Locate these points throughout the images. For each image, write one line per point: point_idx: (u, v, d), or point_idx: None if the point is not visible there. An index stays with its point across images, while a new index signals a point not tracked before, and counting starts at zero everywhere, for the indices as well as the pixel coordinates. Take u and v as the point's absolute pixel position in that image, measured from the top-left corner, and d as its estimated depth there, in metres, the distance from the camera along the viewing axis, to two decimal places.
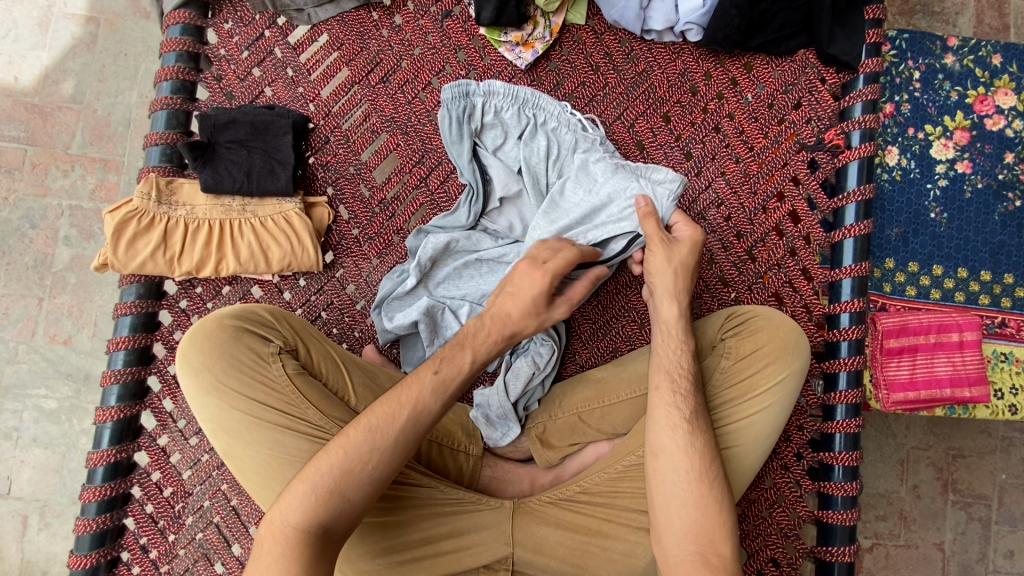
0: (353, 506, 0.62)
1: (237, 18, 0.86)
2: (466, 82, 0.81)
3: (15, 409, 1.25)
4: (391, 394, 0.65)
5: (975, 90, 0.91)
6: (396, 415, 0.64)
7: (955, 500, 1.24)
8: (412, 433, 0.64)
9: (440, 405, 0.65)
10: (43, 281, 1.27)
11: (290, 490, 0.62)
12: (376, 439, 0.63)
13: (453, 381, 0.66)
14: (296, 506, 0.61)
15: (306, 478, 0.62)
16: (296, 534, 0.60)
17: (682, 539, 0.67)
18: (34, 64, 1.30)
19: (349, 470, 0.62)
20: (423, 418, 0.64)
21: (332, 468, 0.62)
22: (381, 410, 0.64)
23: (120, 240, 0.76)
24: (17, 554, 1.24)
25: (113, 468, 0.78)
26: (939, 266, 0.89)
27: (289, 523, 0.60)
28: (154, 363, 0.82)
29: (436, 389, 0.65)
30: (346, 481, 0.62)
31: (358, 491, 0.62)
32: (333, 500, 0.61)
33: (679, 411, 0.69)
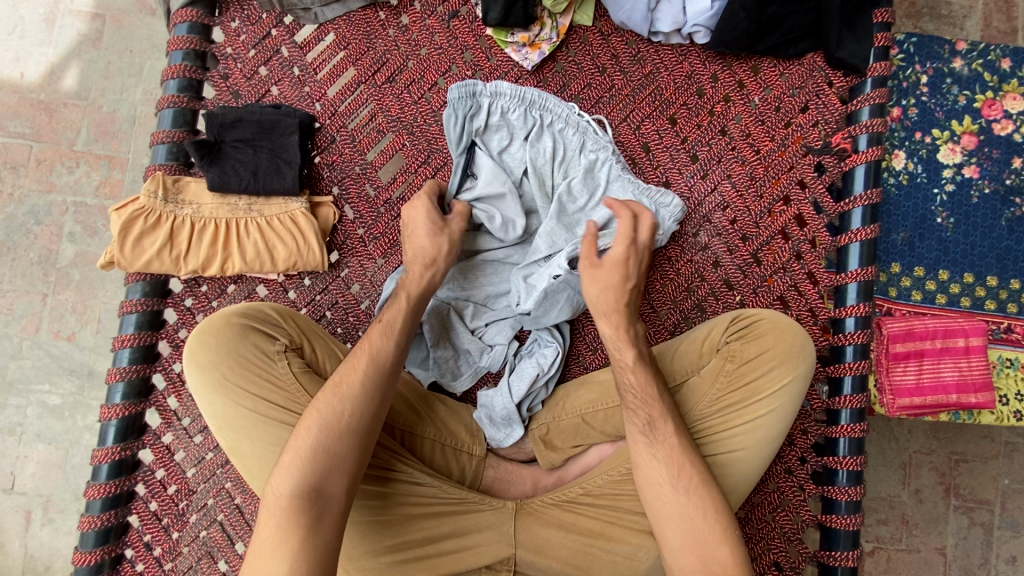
0: (343, 460, 0.64)
1: (244, 17, 0.86)
2: (473, 83, 0.80)
3: (19, 405, 1.26)
4: (353, 351, 0.69)
5: (983, 94, 0.90)
6: (359, 364, 0.68)
7: (957, 504, 1.24)
8: (376, 376, 0.67)
9: (394, 345, 0.70)
10: (48, 277, 1.27)
11: (279, 464, 0.64)
12: (343, 390, 0.66)
13: (396, 320, 0.71)
14: (286, 475, 0.63)
15: (293, 447, 0.65)
16: (292, 499, 0.62)
17: (684, 541, 0.67)
18: (40, 60, 1.30)
19: (327, 425, 0.65)
20: (382, 359, 0.68)
21: (313, 429, 0.65)
22: (346, 364, 0.68)
23: (127, 238, 0.76)
24: (20, 549, 1.25)
25: (118, 465, 0.78)
26: (945, 271, 0.89)
27: (283, 492, 0.62)
28: (159, 361, 0.82)
29: (384, 330, 0.70)
30: (327, 436, 0.64)
31: (341, 444, 0.64)
32: (318, 458, 0.63)
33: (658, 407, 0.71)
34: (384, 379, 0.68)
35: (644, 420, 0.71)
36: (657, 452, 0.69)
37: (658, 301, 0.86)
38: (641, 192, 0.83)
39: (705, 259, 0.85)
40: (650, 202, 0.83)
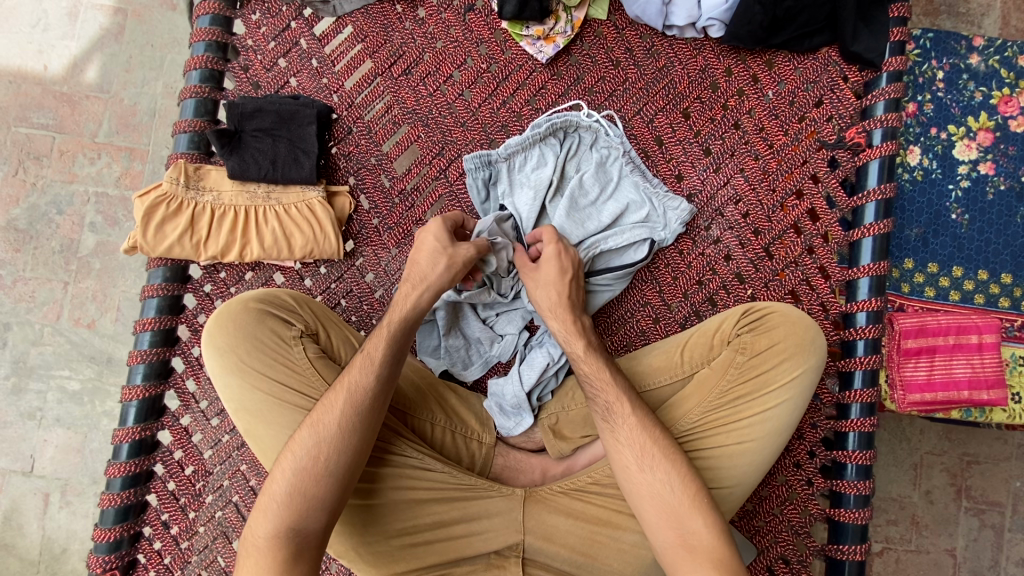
0: (321, 501, 0.65)
1: (265, 10, 0.88)
2: (487, 152, 0.84)
3: (39, 390, 1.29)
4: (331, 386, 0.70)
5: (1000, 90, 0.90)
6: (336, 404, 0.68)
7: (968, 506, 1.23)
8: (352, 415, 0.67)
9: (374, 381, 0.69)
10: (69, 266, 1.30)
11: (262, 501, 0.66)
12: (320, 432, 0.67)
13: (377, 350, 0.71)
14: (265, 514, 0.65)
15: (271, 489, 0.67)
16: (270, 540, 0.64)
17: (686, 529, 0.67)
18: (63, 53, 1.33)
19: (302, 469, 0.66)
20: (358, 396, 0.68)
21: (289, 472, 0.66)
22: (325, 403, 0.68)
23: (149, 223, 0.78)
24: (39, 531, 1.28)
25: (138, 445, 0.80)
26: (959, 268, 0.88)
27: (263, 532, 0.64)
28: (179, 345, 0.84)
29: (365, 365, 0.70)
30: (303, 479, 0.65)
31: (317, 486, 0.65)
32: (295, 500, 0.65)
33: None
34: (360, 420, 0.68)
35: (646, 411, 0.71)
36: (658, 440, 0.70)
37: (669, 293, 0.86)
38: (650, 188, 0.85)
39: (717, 252, 0.86)
40: (659, 200, 0.85)
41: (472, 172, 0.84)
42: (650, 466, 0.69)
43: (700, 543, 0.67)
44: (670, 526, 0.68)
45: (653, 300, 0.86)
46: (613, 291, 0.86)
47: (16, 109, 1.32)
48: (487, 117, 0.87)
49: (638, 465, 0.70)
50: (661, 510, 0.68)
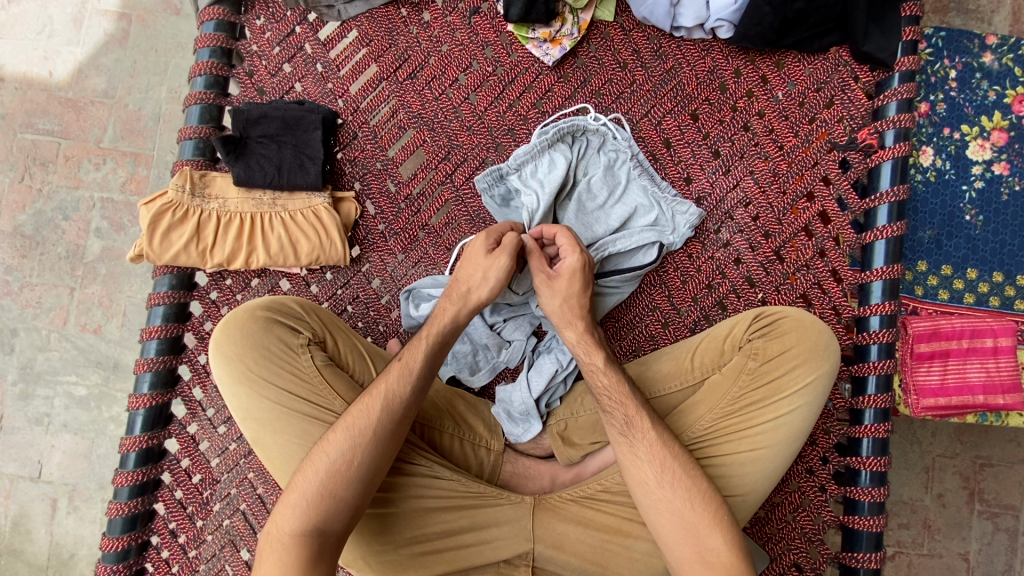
0: (346, 504, 0.65)
1: (269, 14, 0.87)
2: (497, 166, 0.83)
3: (46, 396, 1.29)
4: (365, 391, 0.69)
5: (1014, 89, 0.88)
6: (371, 409, 0.68)
7: (981, 509, 1.22)
8: (387, 421, 0.67)
9: (410, 392, 0.69)
10: (75, 272, 1.30)
11: (287, 498, 0.65)
12: (354, 436, 0.66)
13: (416, 361, 0.70)
14: (291, 512, 0.64)
15: (296, 487, 0.65)
16: (294, 539, 0.63)
17: (695, 539, 0.67)
18: (68, 59, 1.33)
19: (333, 472, 0.65)
20: (395, 405, 0.68)
21: (319, 473, 0.65)
22: (359, 406, 0.68)
23: (155, 231, 0.77)
24: (47, 536, 1.28)
25: (145, 454, 0.80)
26: (973, 270, 0.87)
27: (286, 529, 0.63)
28: (185, 352, 0.84)
29: (402, 374, 0.69)
30: (333, 481, 0.65)
31: (346, 489, 0.65)
32: (323, 502, 0.64)
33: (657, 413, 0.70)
34: (394, 427, 0.68)
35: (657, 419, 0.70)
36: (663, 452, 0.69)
37: (679, 297, 0.85)
38: (659, 191, 0.84)
39: (727, 255, 0.85)
40: (669, 203, 0.84)
41: (486, 190, 0.84)
42: (662, 472, 0.69)
43: (712, 554, 0.66)
44: (680, 536, 0.67)
45: (662, 304, 0.85)
46: (625, 292, 0.85)
47: (22, 115, 1.32)
48: (493, 121, 0.86)
49: (648, 472, 0.69)
50: (669, 519, 0.68)
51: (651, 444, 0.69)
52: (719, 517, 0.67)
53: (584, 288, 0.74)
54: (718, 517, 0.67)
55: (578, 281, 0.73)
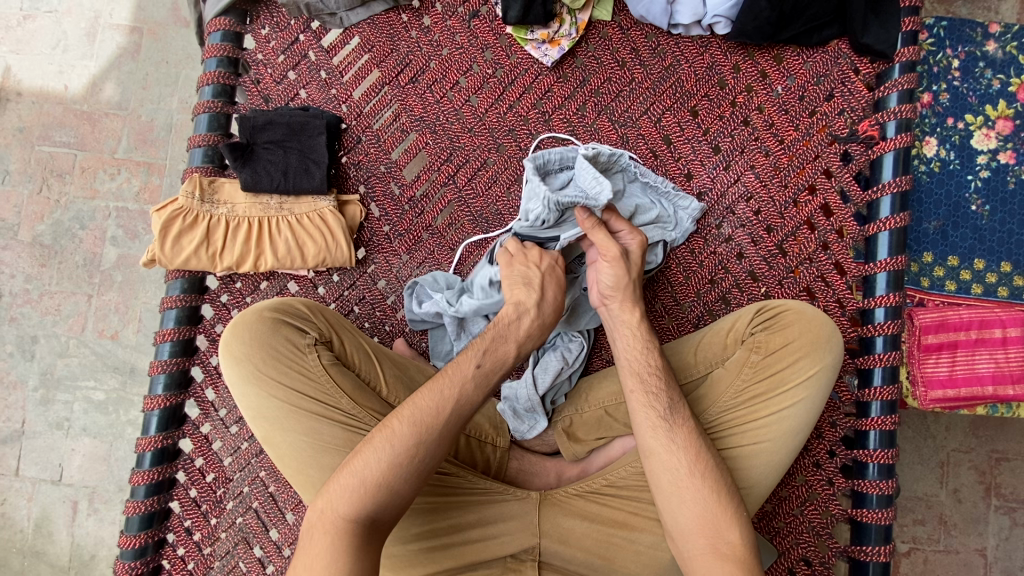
0: (402, 497, 0.64)
1: (273, 24, 0.90)
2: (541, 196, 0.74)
3: (66, 400, 1.33)
4: (435, 386, 0.67)
5: (1018, 78, 0.87)
6: (442, 407, 0.66)
7: (998, 504, 1.20)
8: (454, 423, 0.66)
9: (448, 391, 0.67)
10: (93, 279, 1.34)
11: (344, 479, 0.64)
12: (423, 431, 0.65)
13: (495, 369, 0.69)
14: (348, 496, 0.63)
15: (357, 471, 0.64)
16: (348, 524, 0.62)
17: (699, 534, 0.66)
18: (83, 73, 1.37)
19: (397, 463, 0.64)
20: (464, 410, 0.66)
21: (381, 463, 0.63)
22: (403, 413, 0.66)
23: (167, 237, 0.79)
24: (68, 538, 1.31)
25: (160, 453, 0.82)
26: (981, 260, 0.86)
27: (315, 530, 0.62)
28: (197, 354, 0.86)
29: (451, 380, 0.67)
30: (395, 473, 0.63)
31: (406, 482, 0.64)
32: (380, 493, 0.63)
33: (657, 409, 0.70)
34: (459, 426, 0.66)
35: (647, 418, 0.71)
36: (666, 448, 0.69)
37: (681, 293, 0.86)
38: (658, 189, 0.84)
39: (729, 250, 0.85)
40: (669, 200, 0.85)
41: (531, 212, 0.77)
42: (663, 468, 0.69)
43: (725, 546, 0.65)
44: (684, 530, 0.67)
45: (665, 300, 0.86)
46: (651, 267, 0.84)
47: (40, 128, 1.36)
48: (494, 122, 0.87)
49: (650, 466, 0.70)
50: (671, 513, 0.68)
51: (654, 439, 0.69)
52: (727, 504, 0.67)
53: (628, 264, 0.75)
54: (725, 505, 0.67)
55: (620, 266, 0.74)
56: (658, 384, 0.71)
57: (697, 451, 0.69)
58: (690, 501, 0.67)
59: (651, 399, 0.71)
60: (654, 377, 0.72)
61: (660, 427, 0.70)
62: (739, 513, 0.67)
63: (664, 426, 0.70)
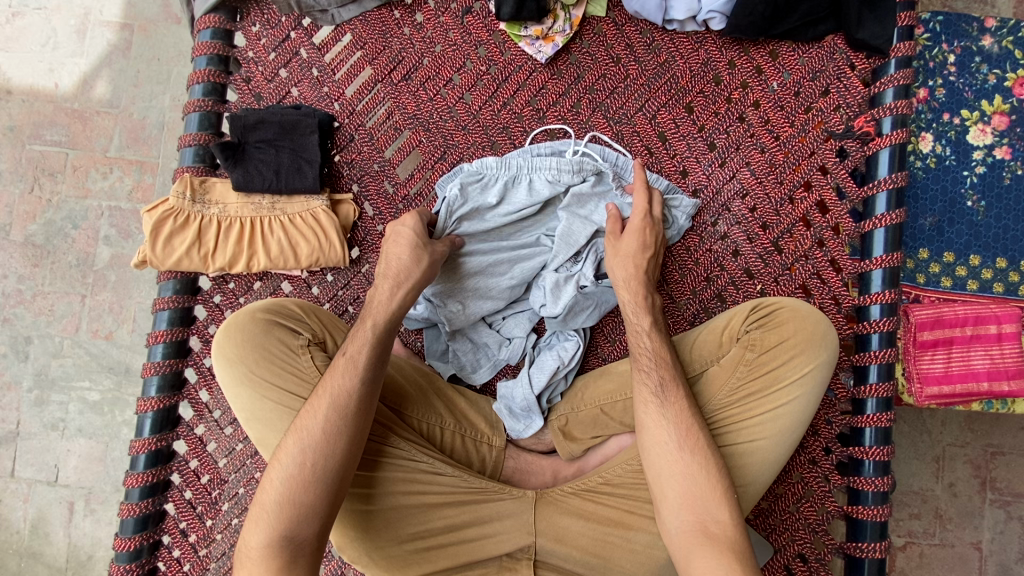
0: (308, 508, 0.64)
1: (264, 21, 0.89)
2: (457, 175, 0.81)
3: (61, 401, 1.32)
4: (315, 394, 0.68)
5: (1014, 73, 0.87)
6: (319, 409, 0.67)
7: (993, 498, 1.20)
8: (336, 422, 0.66)
9: (354, 383, 0.68)
10: (86, 279, 1.33)
11: (253, 512, 0.65)
12: (304, 439, 0.66)
13: (360, 354, 0.69)
14: (258, 525, 0.64)
15: (260, 499, 0.65)
16: (264, 549, 0.62)
17: (687, 509, 0.67)
18: (74, 70, 1.36)
19: (292, 477, 0.64)
20: (341, 403, 0.67)
21: (278, 482, 0.65)
22: (308, 410, 0.67)
23: (157, 238, 0.79)
24: (65, 538, 1.31)
25: (155, 455, 0.82)
26: (976, 256, 0.86)
27: (256, 541, 0.63)
28: (190, 356, 0.85)
29: (348, 370, 0.68)
30: (294, 487, 0.64)
31: (307, 493, 0.64)
32: (286, 509, 0.63)
33: (648, 384, 0.72)
34: (345, 427, 0.66)
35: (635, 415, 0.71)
36: (653, 447, 0.70)
37: (677, 290, 0.85)
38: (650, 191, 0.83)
39: (725, 248, 0.85)
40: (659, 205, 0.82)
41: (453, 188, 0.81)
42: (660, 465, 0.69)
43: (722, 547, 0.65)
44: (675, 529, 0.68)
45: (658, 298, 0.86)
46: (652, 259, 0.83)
47: (30, 127, 1.35)
48: (488, 119, 0.87)
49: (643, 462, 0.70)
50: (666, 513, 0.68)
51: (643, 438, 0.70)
52: (717, 480, 0.67)
53: (645, 249, 0.76)
54: (715, 482, 0.67)
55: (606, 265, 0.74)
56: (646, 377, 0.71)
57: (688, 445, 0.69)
58: (681, 501, 0.67)
59: (640, 377, 0.72)
60: (646, 355, 0.73)
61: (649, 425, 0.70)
62: (728, 490, 0.67)
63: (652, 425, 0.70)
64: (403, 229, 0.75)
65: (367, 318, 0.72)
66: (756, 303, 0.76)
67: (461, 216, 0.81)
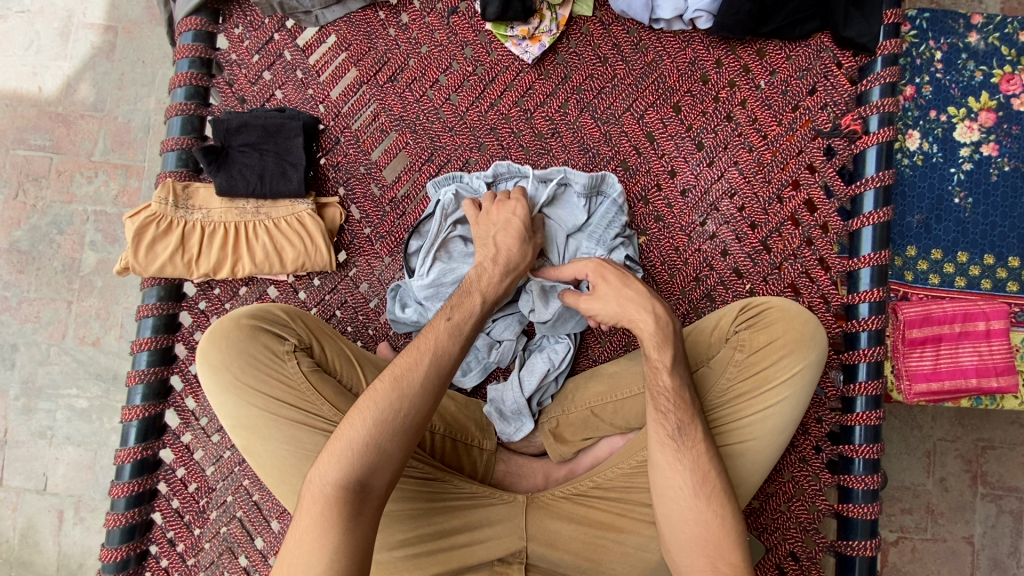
0: (390, 456, 0.63)
1: (247, 23, 0.87)
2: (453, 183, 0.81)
3: (48, 409, 1.30)
4: (413, 345, 0.66)
5: (1000, 69, 0.87)
6: (418, 363, 0.65)
7: (984, 492, 1.21)
8: (435, 380, 0.65)
9: (457, 348, 0.67)
10: (72, 285, 1.31)
11: (334, 445, 0.63)
12: (403, 386, 0.64)
13: (466, 324, 0.68)
14: (337, 462, 0.61)
15: (344, 434, 0.63)
16: (338, 488, 0.60)
17: (697, 552, 0.66)
18: (57, 73, 1.34)
19: (382, 422, 0.62)
20: (444, 362, 0.65)
21: (367, 422, 0.63)
22: (405, 360, 0.65)
23: (140, 244, 0.78)
24: (54, 548, 1.30)
25: (141, 464, 0.81)
26: (964, 253, 0.86)
27: (331, 478, 0.61)
28: (176, 363, 0.84)
29: (453, 335, 0.67)
30: (380, 431, 0.62)
31: (394, 442, 0.63)
32: (369, 452, 0.62)
33: (664, 427, 0.69)
34: (438, 388, 0.65)
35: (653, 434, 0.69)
36: (667, 463, 0.68)
37: (666, 290, 0.85)
38: (602, 226, 0.81)
39: (714, 247, 0.84)
40: (609, 237, 0.80)
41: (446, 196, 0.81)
42: (687, 481, 0.67)
43: (724, 559, 0.65)
44: (680, 544, 0.67)
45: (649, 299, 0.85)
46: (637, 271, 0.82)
47: (13, 131, 1.33)
48: (475, 120, 0.86)
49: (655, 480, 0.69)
50: (672, 527, 0.67)
51: (658, 454, 0.69)
52: (731, 530, 0.66)
53: None
54: (729, 529, 0.66)
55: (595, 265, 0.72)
56: (670, 405, 0.69)
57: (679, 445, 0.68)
58: (688, 519, 0.66)
59: (658, 421, 0.69)
60: (663, 395, 0.69)
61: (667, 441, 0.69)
62: (740, 539, 0.66)
63: (671, 445, 0.68)
64: (513, 219, 0.75)
65: (471, 291, 0.70)
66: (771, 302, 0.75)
67: (457, 220, 0.80)
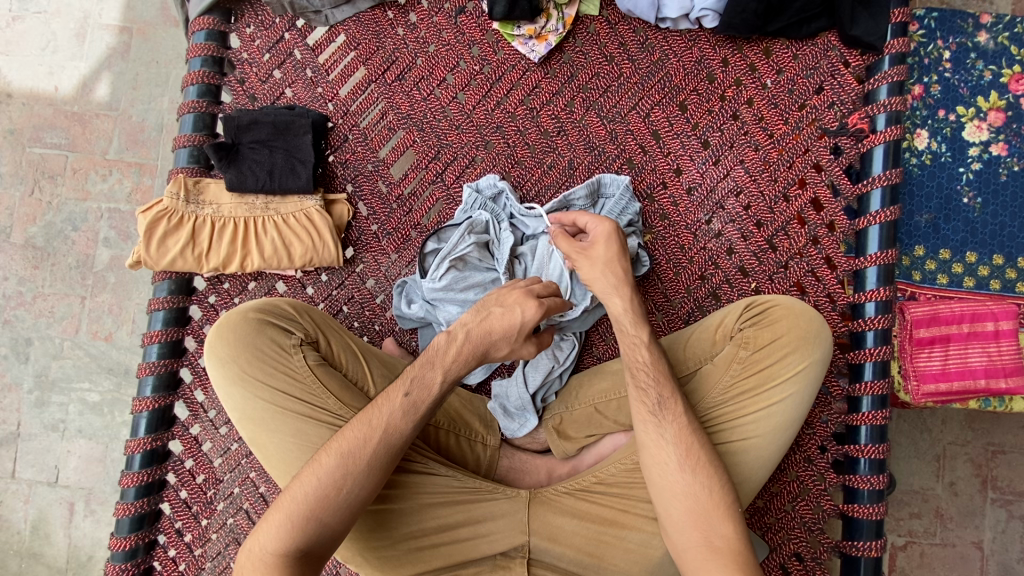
0: (331, 529, 0.63)
1: (258, 22, 0.89)
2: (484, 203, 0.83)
3: (61, 402, 1.33)
4: (363, 418, 0.66)
5: (1010, 69, 0.87)
6: (368, 439, 0.65)
7: (994, 497, 1.19)
8: (383, 456, 0.65)
9: (410, 427, 0.66)
10: (86, 281, 1.34)
11: (273, 515, 0.63)
12: (348, 463, 0.64)
13: (423, 402, 0.67)
14: (276, 532, 0.62)
15: (286, 505, 0.63)
16: (275, 559, 0.61)
17: (692, 527, 0.66)
18: (73, 73, 1.36)
19: (323, 496, 0.63)
20: (393, 439, 0.65)
21: (308, 496, 0.63)
22: (354, 434, 0.65)
23: (152, 239, 0.79)
24: (65, 539, 1.32)
25: (150, 455, 0.82)
26: (972, 253, 0.86)
27: (269, 548, 0.62)
28: (185, 356, 0.86)
29: (407, 411, 0.66)
30: (321, 507, 0.63)
31: (334, 516, 0.63)
32: (308, 525, 0.62)
33: (644, 403, 0.70)
34: (385, 467, 0.65)
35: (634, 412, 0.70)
36: (653, 443, 0.69)
37: (672, 289, 0.85)
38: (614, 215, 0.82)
39: (719, 246, 0.84)
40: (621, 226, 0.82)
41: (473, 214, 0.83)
42: (690, 467, 0.67)
43: (727, 547, 0.65)
44: (677, 525, 0.67)
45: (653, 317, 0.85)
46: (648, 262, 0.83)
47: (30, 130, 1.36)
48: (482, 119, 0.87)
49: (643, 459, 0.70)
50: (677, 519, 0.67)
51: (646, 432, 0.69)
52: (721, 503, 0.66)
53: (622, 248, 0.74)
54: (721, 503, 0.66)
55: (607, 247, 0.73)
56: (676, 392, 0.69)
57: (680, 424, 0.69)
58: (693, 513, 0.66)
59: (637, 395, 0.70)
60: (661, 373, 0.70)
61: (676, 432, 0.69)
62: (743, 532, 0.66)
63: (653, 422, 0.69)
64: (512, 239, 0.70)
65: (434, 364, 0.68)
66: (774, 300, 0.75)
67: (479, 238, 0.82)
